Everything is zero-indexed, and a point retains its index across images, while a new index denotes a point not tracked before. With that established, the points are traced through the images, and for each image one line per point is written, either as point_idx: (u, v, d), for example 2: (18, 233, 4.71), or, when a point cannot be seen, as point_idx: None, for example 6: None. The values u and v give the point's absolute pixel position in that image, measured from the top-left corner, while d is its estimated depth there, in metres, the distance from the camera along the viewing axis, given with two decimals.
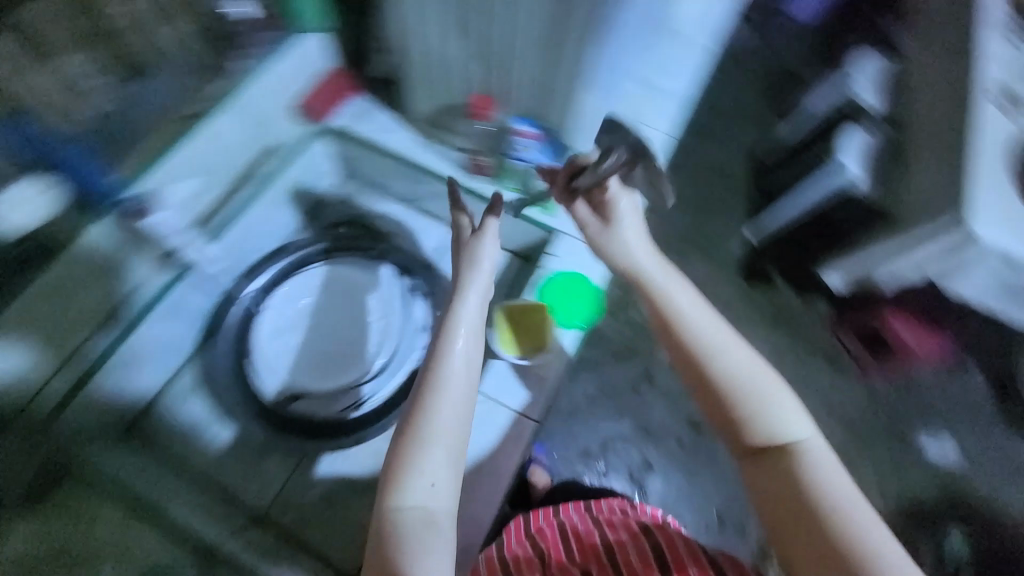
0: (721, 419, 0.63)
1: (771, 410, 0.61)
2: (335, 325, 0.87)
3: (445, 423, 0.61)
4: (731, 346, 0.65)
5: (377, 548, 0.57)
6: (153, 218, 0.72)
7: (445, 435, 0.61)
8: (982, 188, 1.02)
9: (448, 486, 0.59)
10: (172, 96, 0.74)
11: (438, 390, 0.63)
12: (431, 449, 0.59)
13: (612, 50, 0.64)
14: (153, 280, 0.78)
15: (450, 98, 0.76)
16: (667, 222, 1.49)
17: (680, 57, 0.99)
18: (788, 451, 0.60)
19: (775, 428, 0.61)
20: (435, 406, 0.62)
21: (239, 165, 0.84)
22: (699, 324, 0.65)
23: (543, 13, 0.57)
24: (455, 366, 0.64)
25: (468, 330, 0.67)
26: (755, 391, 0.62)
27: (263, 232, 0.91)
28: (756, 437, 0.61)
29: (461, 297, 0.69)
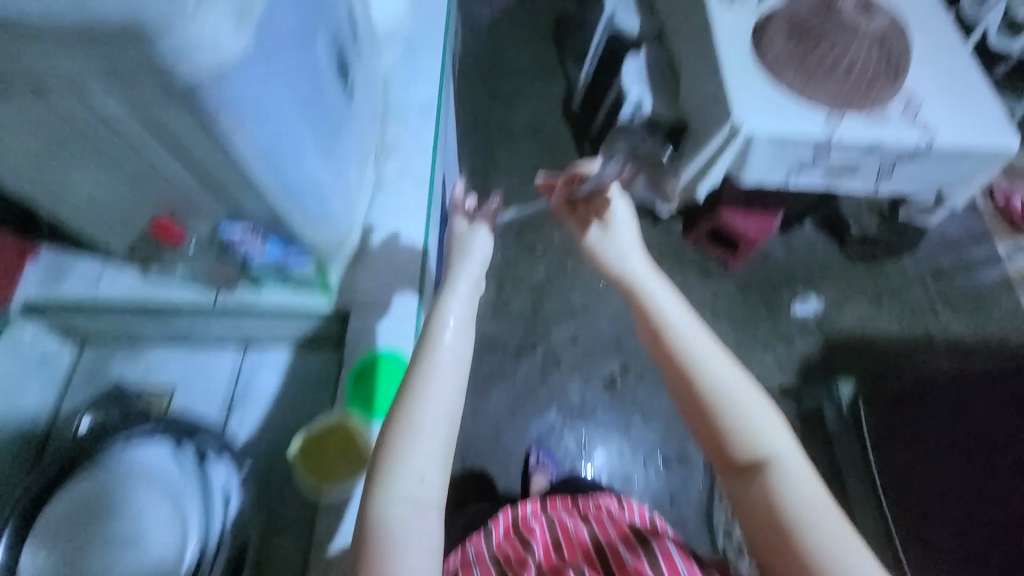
0: (701, 422, 0.59)
1: (757, 424, 0.57)
2: None
3: (444, 417, 0.57)
4: (717, 357, 0.60)
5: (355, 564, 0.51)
6: None
7: (428, 444, 0.55)
8: (736, 80, 1.08)
9: (441, 479, 0.55)
10: None
11: (433, 386, 0.57)
12: (412, 451, 0.54)
13: (285, 139, 0.51)
14: None
15: (114, 201, 0.61)
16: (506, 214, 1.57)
17: (425, 63, 0.90)
18: (774, 460, 0.56)
19: (760, 444, 0.56)
20: (419, 400, 0.56)
21: None
22: (680, 324, 0.62)
23: (147, 124, 0.47)
24: (449, 363, 0.59)
25: (461, 326, 0.63)
26: (748, 398, 0.58)
27: None
28: (741, 451, 0.57)
29: (449, 297, 0.66)
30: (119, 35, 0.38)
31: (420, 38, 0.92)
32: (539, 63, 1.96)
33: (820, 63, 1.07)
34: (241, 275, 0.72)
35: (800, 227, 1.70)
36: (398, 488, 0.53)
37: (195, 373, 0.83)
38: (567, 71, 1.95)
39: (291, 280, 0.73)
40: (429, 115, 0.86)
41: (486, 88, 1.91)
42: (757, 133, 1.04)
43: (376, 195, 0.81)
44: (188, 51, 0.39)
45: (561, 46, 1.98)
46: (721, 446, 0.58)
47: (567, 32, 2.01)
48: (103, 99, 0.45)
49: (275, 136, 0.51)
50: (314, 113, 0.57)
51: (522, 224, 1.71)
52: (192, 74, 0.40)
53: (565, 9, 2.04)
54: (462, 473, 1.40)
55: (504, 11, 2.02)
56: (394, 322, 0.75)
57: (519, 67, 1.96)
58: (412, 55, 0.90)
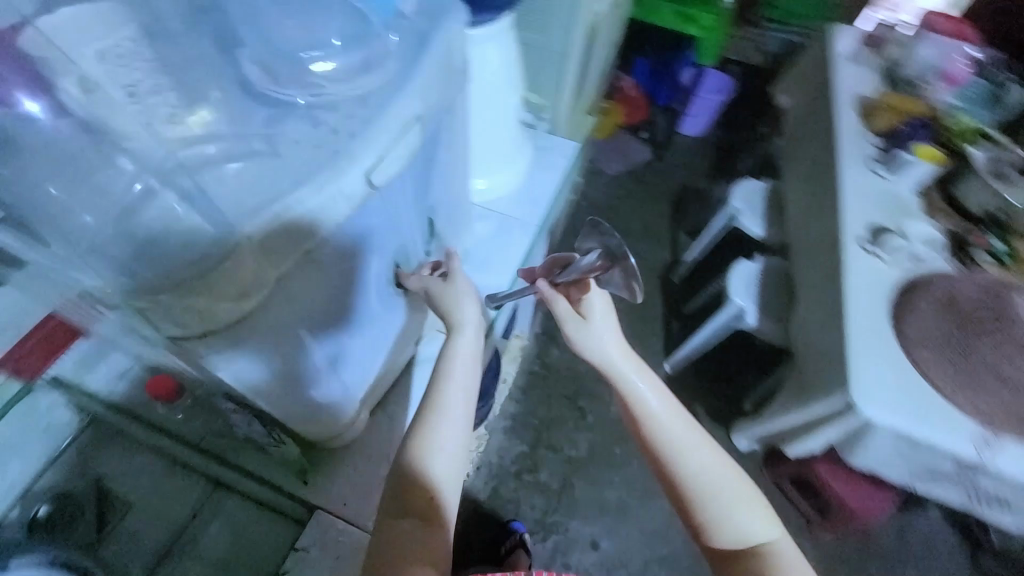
0: (695, 514, 0.56)
1: (747, 512, 0.55)
2: None
3: (439, 489, 0.51)
4: (702, 450, 0.56)
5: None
6: None
7: (418, 515, 0.50)
8: (863, 345, 0.90)
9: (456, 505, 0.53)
10: None
11: (436, 435, 0.53)
12: (407, 521, 0.50)
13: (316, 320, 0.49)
14: None
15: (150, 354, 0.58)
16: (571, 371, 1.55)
17: (510, 246, 0.88)
18: (768, 550, 0.55)
19: (749, 532, 0.55)
20: (434, 434, 0.53)
21: None
22: (665, 416, 0.57)
23: (157, 335, 0.43)
24: (444, 427, 0.53)
25: (456, 376, 0.55)
26: (739, 486, 0.56)
27: None
28: (731, 538, 0.55)
29: (455, 336, 0.57)
30: (143, 287, 0.37)
31: (514, 220, 0.91)
32: (650, 226, 1.92)
33: (992, 369, 0.88)
34: (240, 436, 0.68)
35: (920, 510, 1.33)
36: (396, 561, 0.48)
37: (167, 489, 0.80)
38: (675, 242, 1.88)
39: (281, 455, 0.68)
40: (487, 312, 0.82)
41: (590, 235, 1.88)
42: (879, 423, 0.84)
43: (403, 377, 0.77)
44: (195, 308, 0.38)
45: (677, 216, 1.94)
46: (705, 536, 0.56)
47: (687, 204, 1.98)
48: (110, 308, 0.42)
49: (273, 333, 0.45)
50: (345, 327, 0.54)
51: (580, 384, 1.55)
52: (196, 324, 0.39)
53: (692, 182, 2.02)
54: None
55: (632, 166, 2.04)
56: (347, 527, 0.68)
57: (628, 223, 1.93)
58: (502, 232, 0.89)
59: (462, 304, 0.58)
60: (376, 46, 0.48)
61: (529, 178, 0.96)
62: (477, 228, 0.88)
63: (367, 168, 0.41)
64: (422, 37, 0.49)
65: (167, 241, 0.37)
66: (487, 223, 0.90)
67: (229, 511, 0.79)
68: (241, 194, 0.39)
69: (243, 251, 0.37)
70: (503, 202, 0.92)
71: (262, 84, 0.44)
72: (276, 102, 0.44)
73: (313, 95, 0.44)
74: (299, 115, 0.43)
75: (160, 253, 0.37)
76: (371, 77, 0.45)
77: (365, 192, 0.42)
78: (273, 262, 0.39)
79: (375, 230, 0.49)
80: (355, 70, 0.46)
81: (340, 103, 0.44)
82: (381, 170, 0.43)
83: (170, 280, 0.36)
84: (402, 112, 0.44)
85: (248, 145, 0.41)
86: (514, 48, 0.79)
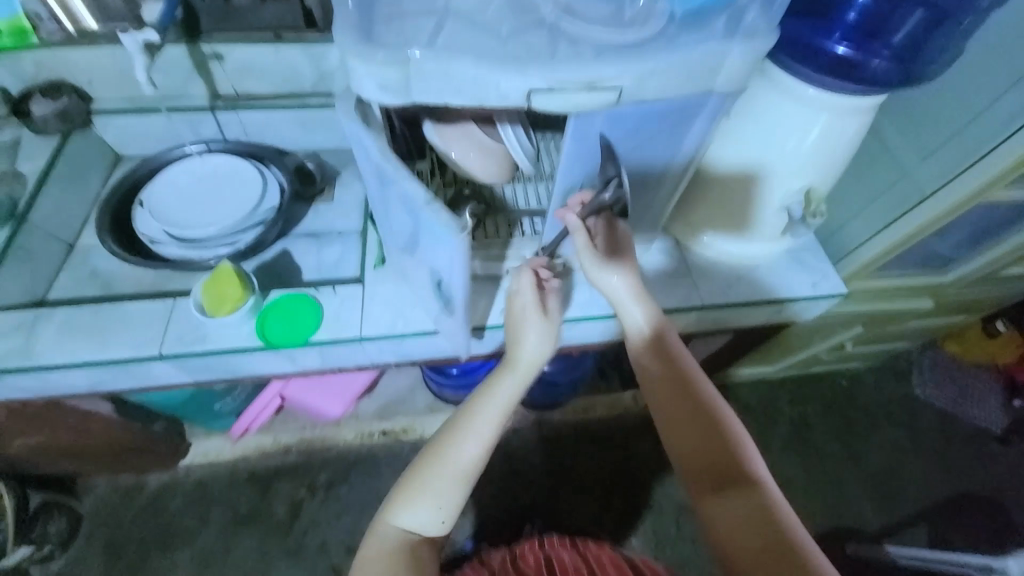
0: (684, 445, 0.59)
1: (738, 440, 0.58)
2: (166, 194, 0.86)
3: (483, 431, 0.63)
4: (696, 376, 0.61)
5: (402, 533, 0.62)
6: (168, 47, 0.86)
7: (467, 461, 0.62)
8: None
9: (463, 486, 0.62)
10: (278, 18, 0.88)
11: (464, 432, 0.63)
12: (463, 456, 0.62)
13: (378, 181, 0.58)
14: (116, 100, 0.91)
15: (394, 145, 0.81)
16: (636, 460, 1.44)
17: (662, 287, 0.81)
18: (755, 491, 0.55)
19: (742, 468, 0.57)
20: (463, 430, 0.63)
21: (265, 84, 0.94)
22: (654, 374, 0.62)
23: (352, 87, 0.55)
24: (489, 417, 0.63)
25: (504, 397, 0.64)
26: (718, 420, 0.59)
27: (254, 137, 0.97)
28: (723, 476, 0.57)
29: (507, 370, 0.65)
30: (353, 34, 0.45)
31: (689, 280, 0.82)
32: (875, 474, 1.46)
33: None
34: None
35: None
36: (443, 480, 0.62)
37: (330, 212, 0.92)
38: (898, 529, 1.40)
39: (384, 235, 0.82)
40: (581, 312, 0.77)
41: (793, 408, 1.54)
42: None
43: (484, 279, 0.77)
44: (358, 72, 0.45)
45: (935, 508, 1.43)
46: (693, 471, 0.59)
47: (963, 513, 1.42)
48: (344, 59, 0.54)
49: (375, 184, 0.60)
50: (394, 221, 0.63)
51: (632, 482, 1.42)
52: (356, 81, 0.46)
53: (994, 498, 1.45)
54: (343, 480, 1.37)
55: (938, 410, 1.56)
56: (353, 305, 0.74)
57: (856, 451, 1.50)
58: (666, 281, 0.81)
59: (536, 352, 0.65)
60: (652, 22, 0.49)
61: (749, 270, 0.83)
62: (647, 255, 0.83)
63: (534, 85, 0.46)
64: (702, 40, 0.48)
65: (393, 29, 0.46)
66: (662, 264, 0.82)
67: (327, 248, 0.88)
68: (463, 40, 0.47)
69: (412, 52, 0.44)
70: (702, 266, 0.83)
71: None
72: (543, 16, 0.50)
73: (566, 24, 0.49)
74: (544, 31, 0.49)
75: (380, 35, 0.46)
76: (620, 35, 0.48)
77: (519, 102, 0.47)
78: (422, 83, 0.45)
79: (405, 206, 0.55)
80: (615, 26, 0.49)
81: (579, 40, 0.48)
82: (543, 98, 0.47)
83: (349, 43, 0.44)
84: (604, 74, 0.46)
85: (492, 28, 0.49)
86: (844, 142, 0.67)
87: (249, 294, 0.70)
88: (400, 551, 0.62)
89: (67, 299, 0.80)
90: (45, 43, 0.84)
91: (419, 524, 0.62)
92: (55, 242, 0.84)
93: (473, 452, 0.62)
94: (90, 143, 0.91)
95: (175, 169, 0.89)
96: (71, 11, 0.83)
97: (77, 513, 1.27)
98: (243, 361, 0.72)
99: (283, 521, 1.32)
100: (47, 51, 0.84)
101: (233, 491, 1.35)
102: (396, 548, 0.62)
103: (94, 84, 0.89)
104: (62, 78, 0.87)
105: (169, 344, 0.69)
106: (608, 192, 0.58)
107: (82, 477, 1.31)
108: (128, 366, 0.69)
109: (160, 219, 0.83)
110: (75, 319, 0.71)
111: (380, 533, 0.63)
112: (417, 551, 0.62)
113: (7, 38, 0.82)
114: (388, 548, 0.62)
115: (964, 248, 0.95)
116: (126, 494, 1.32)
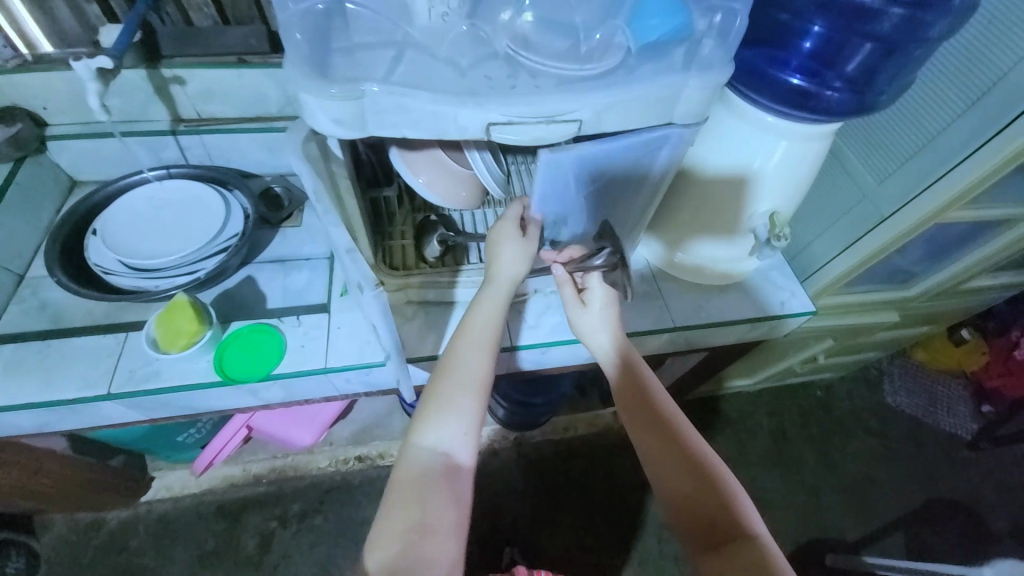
0: (674, 498, 0.57)
1: (731, 487, 0.57)
2: (122, 222, 0.83)
3: (474, 363, 0.58)
4: (683, 424, 0.60)
5: (428, 457, 0.55)
6: (125, 71, 0.83)
7: (476, 368, 0.57)
8: None
9: (473, 418, 0.57)
10: (241, 42, 0.87)
11: (458, 366, 0.58)
12: (471, 365, 0.58)
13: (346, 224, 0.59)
14: (72, 124, 0.88)
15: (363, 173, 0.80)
16: (617, 478, 1.43)
17: (633, 309, 0.81)
18: (749, 543, 0.53)
19: (736, 520, 0.55)
20: (458, 359, 0.58)
21: (229, 108, 0.92)
22: (641, 423, 0.61)
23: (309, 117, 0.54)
24: (483, 326, 0.60)
25: (491, 303, 0.60)
26: (708, 472, 0.57)
27: (219, 159, 0.95)
28: (714, 529, 0.55)
29: (488, 288, 0.61)
30: (307, 67, 0.44)
31: (660, 302, 0.82)
32: (851, 484, 1.48)
33: None
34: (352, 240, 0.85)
35: None
36: (459, 392, 0.57)
37: (298, 237, 0.90)
38: (875, 538, 1.41)
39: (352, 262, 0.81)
40: (553, 336, 0.76)
41: (770, 421, 1.56)
42: None
43: (454, 305, 0.76)
44: (311, 107, 0.43)
45: (910, 515, 1.45)
46: (687, 522, 0.56)
47: (936, 520, 1.45)
48: None
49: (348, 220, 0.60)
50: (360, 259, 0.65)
51: (614, 501, 1.40)
52: (309, 116, 0.45)
53: (965, 503, 1.48)
54: (317, 510, 1.33)
55: (907, 416, 1.60)
56: (319, 335, 0.72)
57: (832, 461, 1.51)
58: (637, 302, 0.82)
59: (516, 268, 0.61)
60: (609, 55, 0.50)
61: (720, 290, 0.84)
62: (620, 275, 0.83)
63: (492, 119, 0.46)
64: (658, 72, 0.48)
65: (349, 61, 0.45)
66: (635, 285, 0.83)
67: (294, 274, 0.86)
68: (420, 73, 0.46)
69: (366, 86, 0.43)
70: (673, 288, 0.83)
71: (502, 28, 0.51)
72: (502, 49, 0.50)
73: (525, 57, 0.49)
74: (503, 63, 0.49)
75: (335, 67, 0.45)
76: (578, 67, 0.48)
77: (478, 134, 0.47)
78: (378, 117, 0.44)
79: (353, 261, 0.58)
80: (573, 59, 0.49)
81: (538, 73, 0.48)
82: (502, 130, 0.47)
83: (301, 76, 0.43)
84: (563, 107, 0.46)
85: (452, 60, 0.48)
86: (805, 166, 0.69)
87: (207, 328, 0.67)
88: (430, 476, 0.54)
89: (15, 334, 0.76)
90: None
91: (446, 445, 0.55)
92: (3, 274, 0.80)
93: (474, 374, 0.57)
94: (43, 169, 0.87)
95: (133, 195, 0.86)
96: (28, 35, 0.81)
97: (29, 556, 1.19)
98: (202, 396, 0.69)
99: (253, 555, 1.26)
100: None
101: (200, 525, 1.28)
102: (426, 474, 0.54)
103: (49, 108, 0.86)
104: (13, 103, 0.84)
105: (119, 382, 0.66)
106: (599, 258, 0.59)
107: (36, 516, 1.24)
108: (75, 406, 0.65)
109: (115, 247, 0.80)
110: (18, 358, 0.66)
111: (404, 463, 0.55)
112: (448, 480, 0.54)
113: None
114: (416, 476, 0.54)
115: (924, 263, 0.98)
116: (83, 533, 1.25)
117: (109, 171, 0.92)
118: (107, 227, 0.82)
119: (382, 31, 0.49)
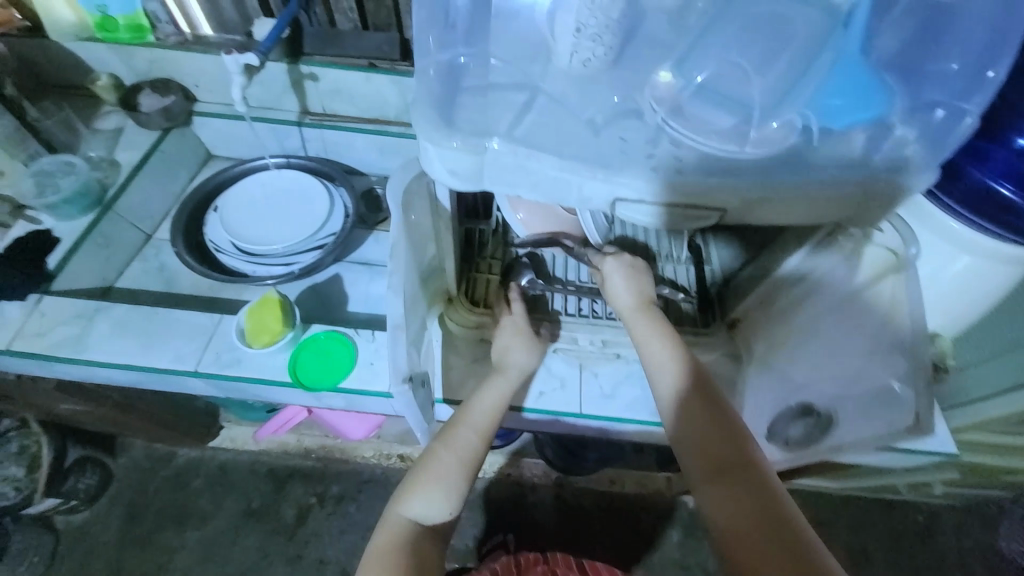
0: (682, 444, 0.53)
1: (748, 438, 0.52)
2: (238, 203, 0.88)
3: (471, 438, 0.59)
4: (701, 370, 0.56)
5: (411, 525, 0.55)
6: (270, 62, 0.88)
7: (472, 449, 0.58)
8: None
9: (460, 490, 0.56)
10: (374, 47, 0.89)
11: (458, 436, 0.58)
12: (470, 446, 0.58)
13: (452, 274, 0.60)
14: (215, 103, 0.96)
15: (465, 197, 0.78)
16: (658, 550, 1.31)
17: None
18: (758, 487, 0.48)
19: (749, 463, 0.50)
20: (459, 432, 0.59)
21: (352, 109, 0.95)
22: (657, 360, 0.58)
23: None
24: (488, 408, 0.61)
25: (500, 388, 0.62)
26: (724, 418, 0.53)
27: (333, 154, 0.98)
28: (721, 473, 0.50)
29: (498, 375, 0.63)
30: (432, 109, 0.41)
31: None
32: None
33: None
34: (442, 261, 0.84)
35: None
36: (451, 472, 0.57)
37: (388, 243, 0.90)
38: None
39: None
40: (628, 412, 0.68)
41: (848, 532, 1.35)
42: None
43: None
44: (427, 153, 0.40)
45: None
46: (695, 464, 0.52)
47: None
48: None
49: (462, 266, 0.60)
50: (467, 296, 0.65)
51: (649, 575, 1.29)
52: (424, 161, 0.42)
53: None
54: (352, 497, 1.36)
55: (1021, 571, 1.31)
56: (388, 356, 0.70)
57: None
58: (795, 442, 0.62)
59: (531, 361, 0.64)
60: (774, 136, 0.42)
61: None
62: (786, 374, 0.65)
63: (621, 194, 0.40)
64: (839, 167, 0.40)
65: (475, 105, 0.42)
66: (821, 388, 0.63)
67: (378, 281, 0.87)
68: (550, 127, 0.42)
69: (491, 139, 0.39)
70: None
71: (648, 84, 0.44)
72: (644, 110, 0.44)
73: (670, 122, 0.43)
74: (644, 126, 0.43)
75: (460, 112, 0.41)
76: (735, 148, 0.41)
77: (602, 206, 0.41)
78: (496, 173, 0.40)
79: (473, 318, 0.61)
80: (728, 131, 0.42)
81: (682, 144, 0.41)
82: (630, 207, 0.41)
83: (424, 117, 0.40)
84: (707, 191, 0.40)
85: (585, 115, 0.43)
86: (985, 285, 0.56)
87: (289, 329, 0.69)
88: (407, 547, 0.53)
89: (137, 290, 0.85)
90: (158, 43, 0.88)
91: (427, 520, 0.55)
92: (134, 232, 0.89)
93: (470, 446, 0.58)
94: (184, 141, 0.95)
95: (251, 178, 0.91)
96: (189, 16, 0.88)
97: (109, 471, 1.34)
98: (271, 391, 0.71)
99: (289, 523, 1.32)
100: (160, 51, 0.88)
101: (250, 482, 1.37)
102: (403, 548, 0.53)
103: (198, 86, 0.93)
104: (169, 77, 0.92)
105: (205, 363, 0.69)
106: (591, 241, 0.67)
107: (119, 438, 1.38)
108: (164, 375, 0.70)
109: (227, 227, 0.85)
110: (127, 319, 0.72)
111: (388, 527, 0.54)
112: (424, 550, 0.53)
113: (126, 33, 0.87)
114: (395, 544, 0.53)
115: None
116: (155, 462, 1.38)
117: (238, 149, 1.00)
118: (224, 206, 0.88)
119: (516, 72, 0.45)
